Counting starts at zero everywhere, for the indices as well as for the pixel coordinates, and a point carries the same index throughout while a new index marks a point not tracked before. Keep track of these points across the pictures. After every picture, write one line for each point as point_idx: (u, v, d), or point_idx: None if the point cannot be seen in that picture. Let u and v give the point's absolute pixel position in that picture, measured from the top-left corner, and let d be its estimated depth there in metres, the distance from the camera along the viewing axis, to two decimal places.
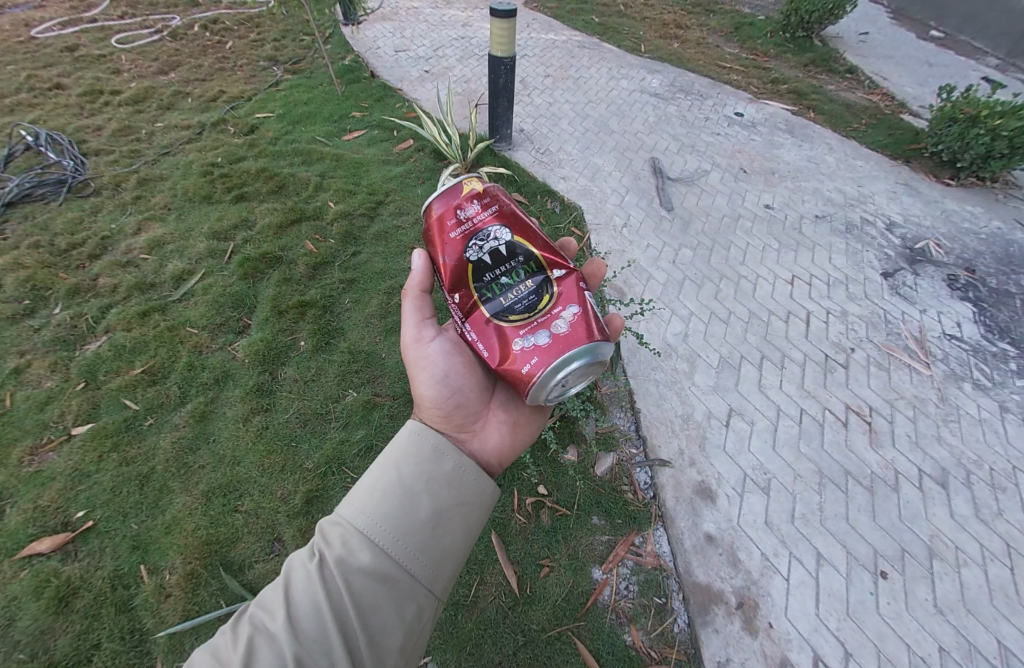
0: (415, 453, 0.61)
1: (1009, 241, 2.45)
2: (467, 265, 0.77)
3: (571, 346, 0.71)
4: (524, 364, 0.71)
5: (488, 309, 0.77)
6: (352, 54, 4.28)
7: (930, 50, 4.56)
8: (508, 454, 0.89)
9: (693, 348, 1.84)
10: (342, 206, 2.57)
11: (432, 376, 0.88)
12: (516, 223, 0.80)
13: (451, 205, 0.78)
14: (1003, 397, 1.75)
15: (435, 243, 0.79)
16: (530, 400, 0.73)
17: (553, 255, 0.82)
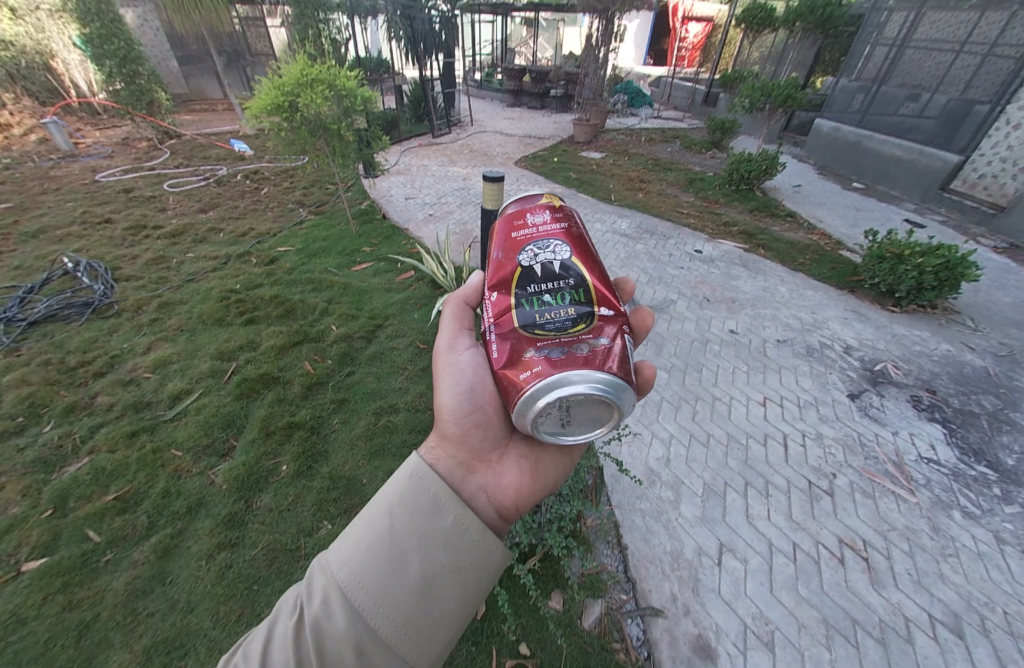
0: (413, 501, 0.62)
1: (960, 362, 2.64)
2: (516, 267, 0.92)
3: (578, 368, 0.74)
4: (524, 371, 0.76)
5: (516, 311, 0.86)
6: (368, 200, 5.09)
7: (852, 199, 5.49)
8: (524, 498, 0.84)
9: (676, 474, 1.84)
10: (343, 329, 2.79)
11: (458, 386, 0.92)
12: (576, 247, 0.94)
13: (525, 213, 0.99)
14: (996, 526, 1.71)
15: (500, 244, 0.97)
16: (517, 413, 0.75)
17: (604, 294, 0.89)
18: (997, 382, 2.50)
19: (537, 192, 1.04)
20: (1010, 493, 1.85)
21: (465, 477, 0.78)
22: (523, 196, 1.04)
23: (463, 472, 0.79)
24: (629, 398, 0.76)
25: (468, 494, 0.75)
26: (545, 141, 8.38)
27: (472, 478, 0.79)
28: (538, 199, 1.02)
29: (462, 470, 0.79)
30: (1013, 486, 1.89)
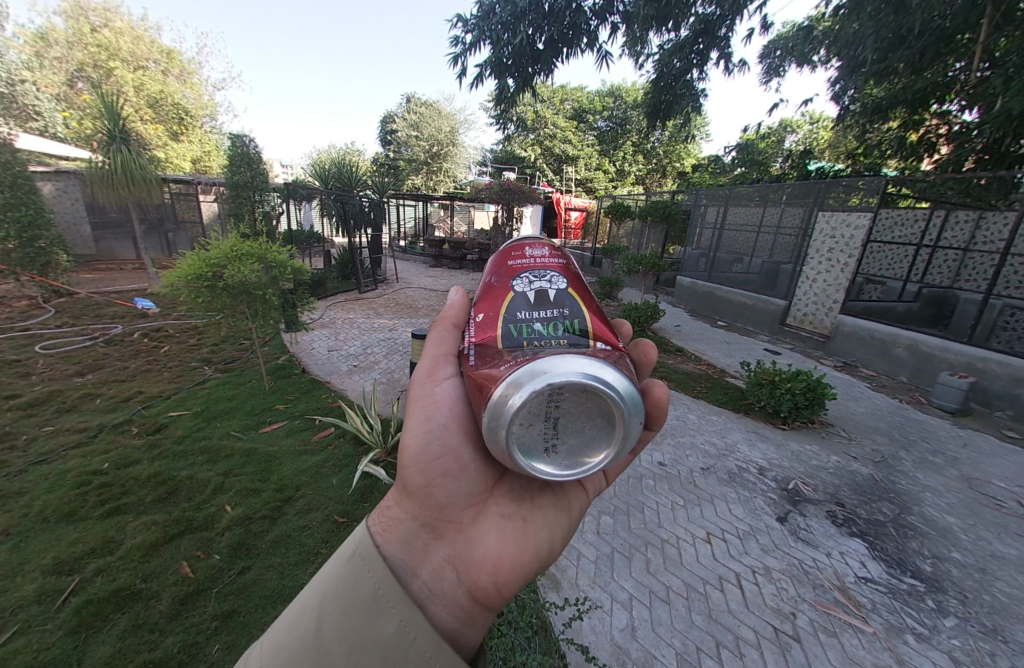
0: (351, 594, 0.67)
1: (850, 471, 3.01)
2: (508, 292, 0.95)
3: (571, 361, 0.71)
4: (505, 368, 0.73)
5: (502, 331, 0.87)
6: (287, 355, 4.93)
7: (722, 335, 6.74)
8: (506, 563, 0.85)
9: (645, 646, 1.62)
10: (242, 509, 2.32)
11: (429, 431, 0.95)
12: (572, 281, 0.97)
13: (521, 247, 1.04)
14: (947, 645, 1.72)
15: (496, 271, 1.01)
16: (492, 402, 0.69)
17: (599, 324, 0.90)
18: (883, 486, 2.85)
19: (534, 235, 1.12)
20: (942, 603, 1.93)
21: (428, 546, 0.83)
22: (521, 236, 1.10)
23: (426, 540, 0.84)
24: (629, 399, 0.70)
25: (428, 569, 0.79)
26: None
27: (436, 546, 0.84)
28: (535, 237, 1.09)
29: (426, 537, 0.84)
30: (942, 594, 1.98)
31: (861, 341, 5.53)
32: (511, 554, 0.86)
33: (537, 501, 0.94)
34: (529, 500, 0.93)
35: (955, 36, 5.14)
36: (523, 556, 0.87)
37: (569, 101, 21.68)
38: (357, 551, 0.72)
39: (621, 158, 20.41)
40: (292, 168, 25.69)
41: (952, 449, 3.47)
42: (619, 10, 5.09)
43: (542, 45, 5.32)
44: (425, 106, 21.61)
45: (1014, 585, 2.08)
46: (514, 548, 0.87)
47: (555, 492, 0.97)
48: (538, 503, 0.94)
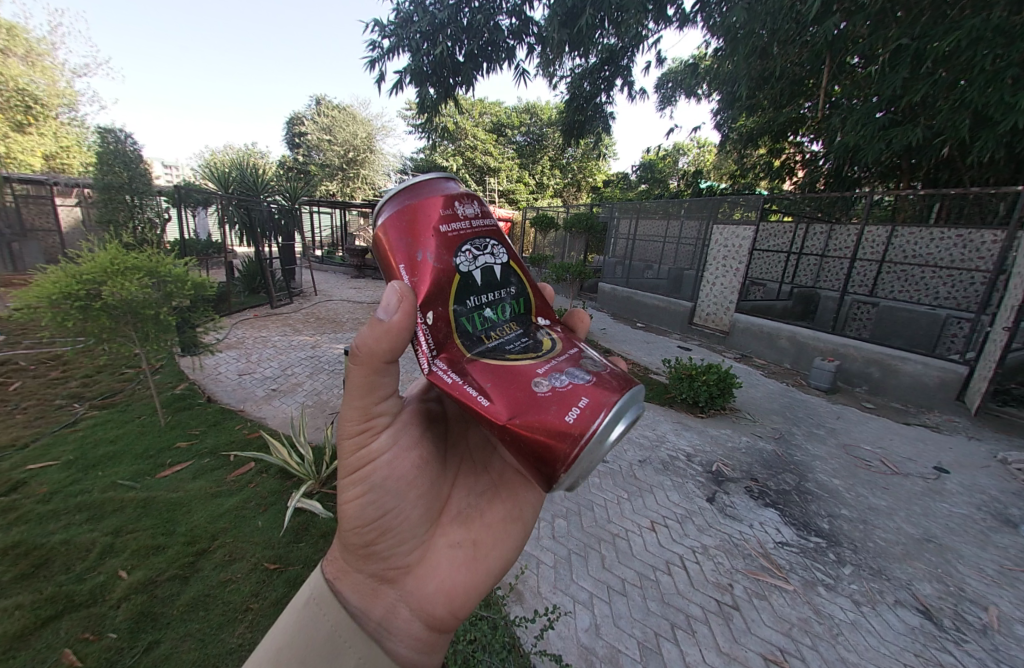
0: (307, 641, 0.75)
1: (758, 449, 3.44)
2: (452, 272, 0.81)
3: (627, 391, 0.69)
4: (567, 414, 0.65)
5: (457, 327, 0.80)
6: (186, 382, 4.26)
7: (642, 336, 7.32)
8: (459, 594, 0.86)
9: (610, 642, 1.66)
10: (143, 571, 1.93)
11: (360, 493, 0.82)
12: (510, 247, 0.91)
13: (441, 201, 0.84)
14: (848, 590, 2.04)
15: (429, 241, 0.81)
16: (570, 464, 0.64)
17: (539, 298, 0.94)
18: (785, 460, 3.31)
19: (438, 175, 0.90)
20: (840, 554, 2.29)
21: (375, 594, 0.82)
22: (424, 177, 0.87)
23: (374, 587, 0.83)
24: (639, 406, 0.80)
25: (381, 611, 0.82)
26: None
27: (386, 590, 0.83)
28: (446, 182, 0.88)
29: (373, 586, 0.83)
30: (839, 547, 2.35)
31: (754, 335, 6.38)
32: (464, 581, 0.86)
33: (487, 520, 0.93)
34: (478, 522, 0.92)
35: (803, 81, 6.27)
36: (478, 579, 0.87)
37: (488, 115, 22.27)
38: (311, 596, 0.80)
39: (540, 171, 21.44)
40: (179, 169, 22.62)
41: (830, 422, 4.16)
42: (534, 32, 5.36)
43: (462, 57, 5.38)
44: (337, 110, 20.54)
45: (887, 530, 2.54)
46: (467, 573, 0.87)
47: (505, 507, 0.95)
48: (486, 522, 0.92)
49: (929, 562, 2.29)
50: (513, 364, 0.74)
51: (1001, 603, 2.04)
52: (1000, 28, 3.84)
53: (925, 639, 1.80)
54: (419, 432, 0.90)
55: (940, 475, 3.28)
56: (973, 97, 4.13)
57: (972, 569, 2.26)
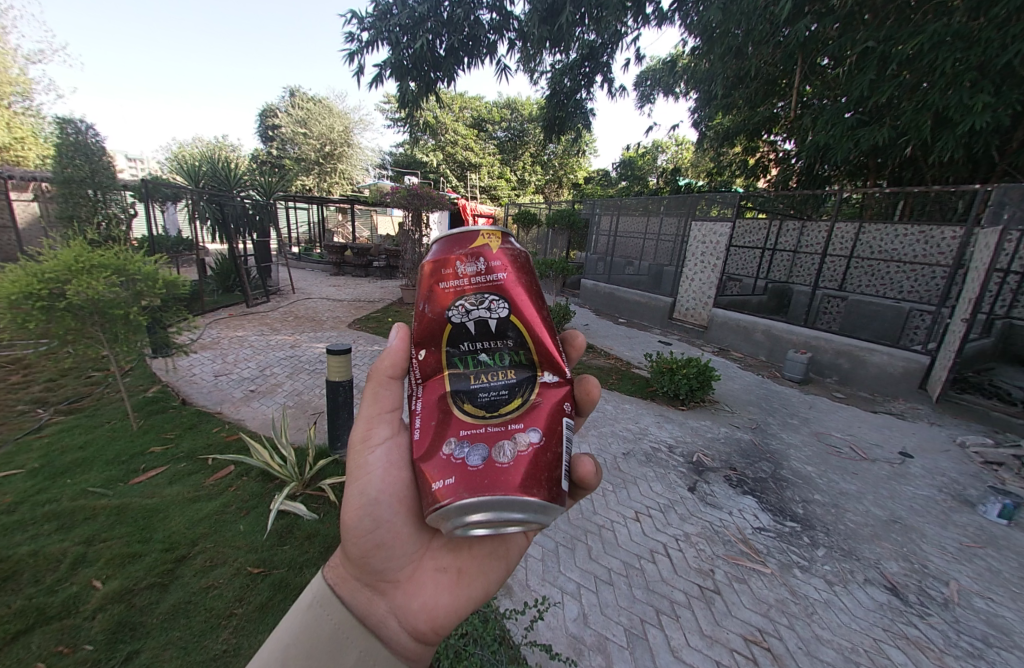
0: (313, 639, 0.78)
1: (736, 439, 3.57)
2: (446, 322, 0.86)
3: (491, 494, 0.71)
4: (437, 479, 0.75)
5: (447, 365, 0.86)
6: (159, 384, 4.10)
7: (624, 330, 7.45)
8: (440, 615, 0.91)
9: (598, 630, 1.70)
10: (121, 580, 1.87)
11: (360, 507, 0.92)
12: (516, 305, 0.86)
13: (456, 256, 0.88)
14: (822, 571, 2.15)
15: (428, 291, 0.88)
16: (431, 521, 0.75)
17: (545, 352, 0.88)
18: (762, 449, 3.43)
19: (477, 225, 0.91)
20: (813, 537, 2.40)
21: (370, 602, 0.87)
22: (456, 231, 0.91)
23: (369, 595, 0.88)
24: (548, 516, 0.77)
25: (374, 619, 0.85)
26: (376, 304, 8.87)
27: (378, 600, 0.88)
28: (475, 237, 0.89)
29: (367, 595, 0.88)
30: (812, 530, 2.46)
31: (731, 329, 6.58)
32: (447, 603, 0.92)
33: (473, 552, 0.97)
34: (466, 550, 0.97)
35: (777, 81, 6.45)
36: (461, 602, 0.93)
37: (468, 110, 22.10)
38: (313, 599, 0.82)
39: (521, 167, 21.43)
40: (145, 162, 21.55)
41: (802, 411, 4.35)
42: (514, 27, 5.34)
43: (443, 52, 5.32)
44: (313, 103, 20.06)
45: (857, 512, 2.68)
46: (450, 597, 0.93)
47: (493, 540, 1.01)
48: (474, 554, 0.97)
49: (895, 541, 2.43)
50: (454, 413, 0.81)
51: (960, 578, 2.18)
52: (959, 34, 4.07)
53: (892, 614, 1.92)
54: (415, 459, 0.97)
55: (905, 459, 3.48)
56: (936, 99, 4.33)
57: (934, 547, 2.41)
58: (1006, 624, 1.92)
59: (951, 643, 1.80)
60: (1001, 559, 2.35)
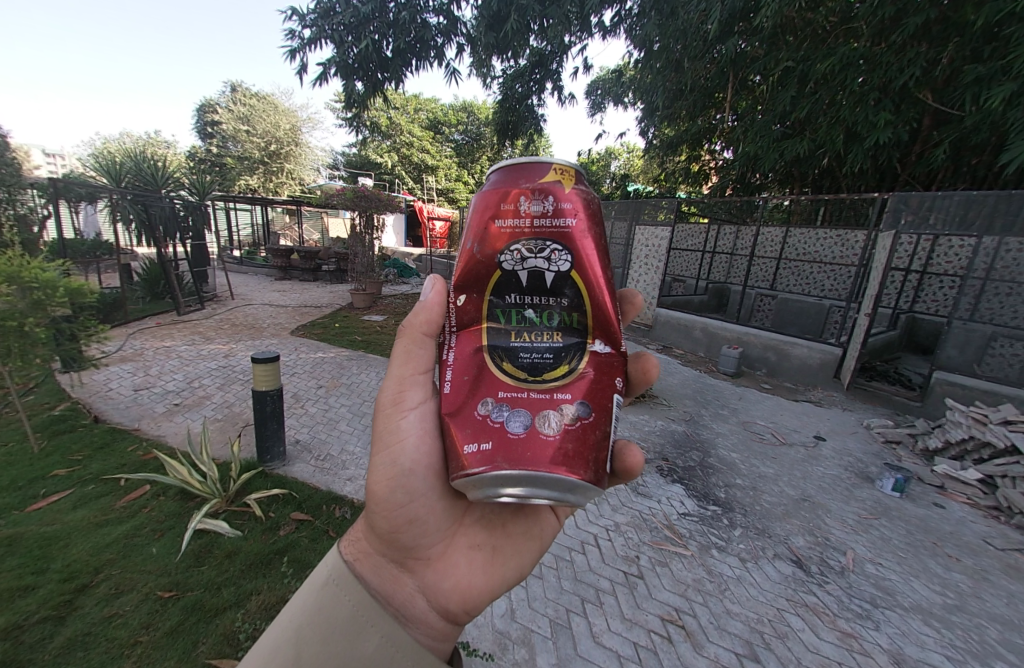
0: (328, 621, 0.70)
1: (671, 431, 3.78)
2: (495, 267, 0.81)
3: (529, 468, 0.66)
4: (471, 443, 0.71)
5: (488, 317, 0.82)
6: (66, 401, 3.71)
7: None
8: (472, 596, 0.89)
9: (523, 624, 1.74)
10: (4, 617, 1.67)
11: (393, 476, 0.87)
12: (579, 258, 0.79)
13: (521, 190, 0.82)
14: (738, 549, 2.32)
15: (480, 230, 0.83)
16: (460, 486, 0.71)
17: (601, 319, 0.81)
18: (694, 439, 3.66)
19: (548, 159, 0.84)
20: (733, 518, 2.59)
21: (396, 580, 0.84)
22: (523, 161, 0.84)
23: (394, 573, 0.85)
24: (587, 498, 0.71)
25: (400, 599, 0.82)
26: (323, 309, 8.52)
27: (405, 578, 0.85)
28: (545, 173, 0.82)
29: (394, 572, 0.85)
30: (732, 512, 2.66)
31: (673, 327, 6.96)
32: (480, 584, 0.90)
33: (507, 531, 0.98)
34: (500, 528, 0.97)
35: (713, 96, 6.91)
36: (492, 584, 0.91)
37: (424, 112, 21.82)
38: (330, 578, 0.75)
39: (478, 171, 21.41)
40: (61, 157, 19.55)
41: (732, 402, 4.68)
42: (463, 32, 5.36)
43: (390, 53, 5.23)
44: (256, 99, 18.99)
45: (772, 493, 2.92)
46: (483, 578, 0.91)
47: (527, 519, 1.01)
48: (508, 533, 0.98)
49: (804, 518, 2.67)
50: (493, 371, 0.77)
51: (856, 546, 2.44)
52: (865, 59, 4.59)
53: (796, 584, 2.11)
54: None
55: (818, 443, 3.83)
56: (846, 116, 4.82)
57: (836, 520, 2.68)
58: (890, 586, 2.16)
59: (844, 606, 2.00)
60: (891, 528, 2.65)
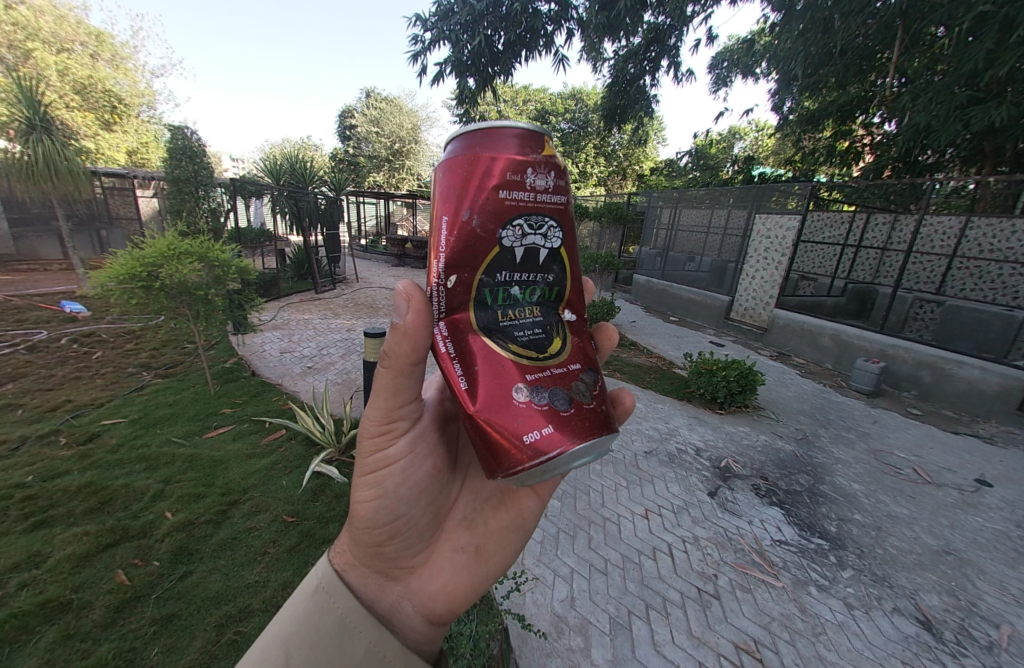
0: (316, 627, 0.74)
1: (775, 449, 3.32)
2: (494, 243, 0.80)
3: (597, 436, 0.71)
4: (530, 433, 0.69)
5: (477, 298, 0.81)
6: (235, 358, 4.74)
7: (674, 329, 7.08)
8: (459, 594, 0.93)
9: (582, 614, 1.75)
10: (184, 514, 2.25)
11: (376, 495, 0.91)
12: (567, 234, 0.87)
13: (522, 161, 0.81)
14: (842, 593, 1.98)
15: (478, 200, 0.79)
16: (525, 476, 0.69)
17: (574, 294, 0.90)
18: (803, 461, 3.17)
19: (532, 130, 0.85)
20: (841, 557, 2.21)
21: (381, 589, 0.89)
22: (493, 125, 0.80)
23: (379, 582, 0.90)
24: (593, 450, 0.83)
25: (386, 605, 0.88)
26: None
27: (391, 586, 0.90)
28: (543, 145, 0.84)
29: (378, 582, 0.90)
30: (842, 550, 2.26)
31: (794, 332, 6.03)
32: (465, 583, 0.94)
33: (489, 528, 0.98)
34: (482, 527, 0.99)
35: (875, 55, 5.66)
36: (479, 581, 0.94)
37: (532, 103, 21.89)
38: (319, 585, 0.80)
39: (583, 159, 19.83)
40: (244, 163, 24.44)
41: (863, 425, 3.91)
42: (574, 17, 5.27)
43: (501, 46, 5.39)
44: (385, 103, 21.15)
45: (902, 538, 2.41)
46: (468, 576, 0.94)
47: (508, 513, 1.00)
48: (491, 529, 0.98)
49: (942, 574, 2.15)
50: (508, 356, 0.76)
51: (1020, 624, 1.89)
52: None
53: (918, 648, 1.73)
54: (430, 440, 0.99)
55: (981, 488, 3.01)
56: None
57: (992, 587, 2.10)
58: None
59: None
60: None
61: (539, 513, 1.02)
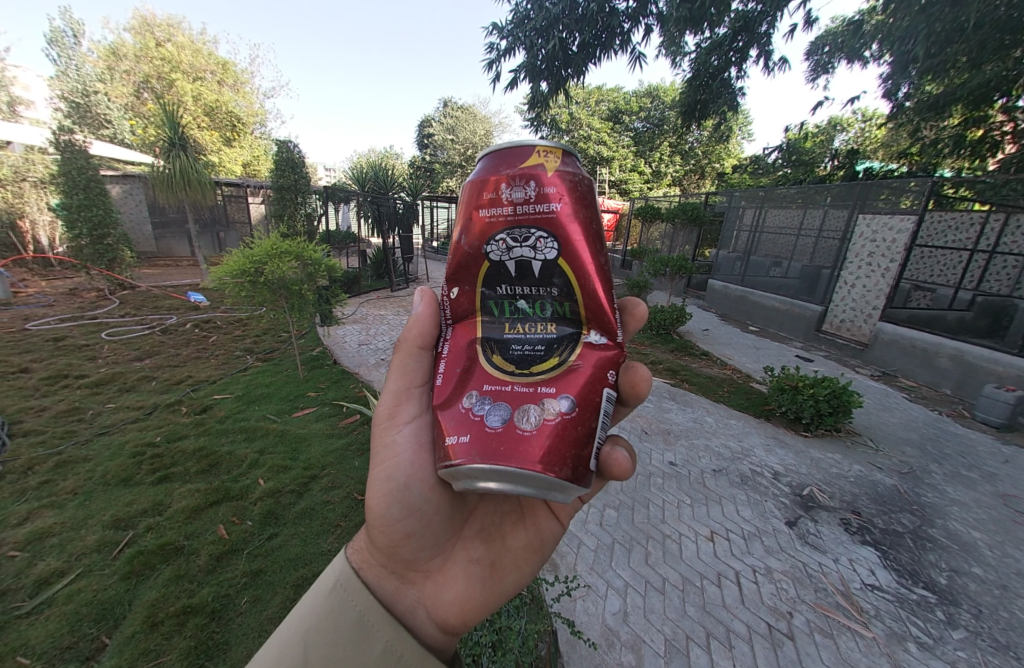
0: (334, 624, 0.78)
1: (872, 481, 2.90)
2: (483, 258, 0.85)
3: (505, 464, 0.67)
4: (452, 435, 0.73)
5: (480, 308, 0.88)
6: (320, 347, 5.27)
7: (752, 339, 6.51)
8: (472, 606, 0.95)
9: (635, 630, 1.69)
10: (273, 482, 2.56)
11: (389, 493, 0.96)
12: (566, 245, 0.81)
13: (501, 177, 0.83)
14: (951, 656, 1.68)
15: (467, 221, 0.86)
16: (448, 477, 0.74)
17: (594, 308, 0.84)
18: (908, 499, 2.73)
19: (533, 142, 0.85)
20: (952, 615, 1.87)
21: (397, 591, 0.90)
22: (512, 146, 0.85)
23: (395, 584, 0.91)
24: (568, 495, 0.72)
25: (403, 607, 0.88)
26: None
27: (406, 589, 0.92)
28: (528, 156, 0.83)
29: (395, 583, 0.91)
30: (955, 608, 1.91)
31: (902, 350, 5.22)
32: (478, 596, 0.96)
33: (506, 544, 1.04)
34: (498, 542, 1.04)
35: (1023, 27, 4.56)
36: (491, 598, 0.97)
37: (604, 103, 21.46)
38: (337, 583, 0.84)
39: (658, 159, 19.58)
40: (335, 172, 27.05)
41: (993, 465, 3.27)
42: (653, 12, 5.07)
43: (575, 48, 5.36)
44: (461, 110, 22.09)
45: None
46: (481, 591, 0.97)
47: (525, 529, 1.07)
48: (506, 545, 1.04)
49: None
50: (484, 365, 0.80)
51: None
52: None
53: None
54: None
55: None
56: None
57: None
58: None
59: None
60: None
61: (557, 536, 1.10)
